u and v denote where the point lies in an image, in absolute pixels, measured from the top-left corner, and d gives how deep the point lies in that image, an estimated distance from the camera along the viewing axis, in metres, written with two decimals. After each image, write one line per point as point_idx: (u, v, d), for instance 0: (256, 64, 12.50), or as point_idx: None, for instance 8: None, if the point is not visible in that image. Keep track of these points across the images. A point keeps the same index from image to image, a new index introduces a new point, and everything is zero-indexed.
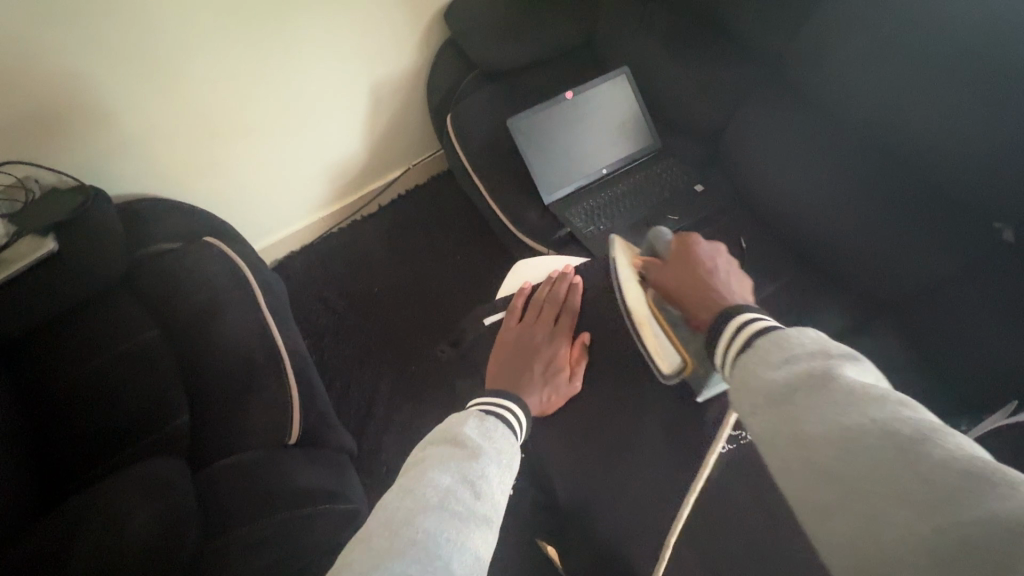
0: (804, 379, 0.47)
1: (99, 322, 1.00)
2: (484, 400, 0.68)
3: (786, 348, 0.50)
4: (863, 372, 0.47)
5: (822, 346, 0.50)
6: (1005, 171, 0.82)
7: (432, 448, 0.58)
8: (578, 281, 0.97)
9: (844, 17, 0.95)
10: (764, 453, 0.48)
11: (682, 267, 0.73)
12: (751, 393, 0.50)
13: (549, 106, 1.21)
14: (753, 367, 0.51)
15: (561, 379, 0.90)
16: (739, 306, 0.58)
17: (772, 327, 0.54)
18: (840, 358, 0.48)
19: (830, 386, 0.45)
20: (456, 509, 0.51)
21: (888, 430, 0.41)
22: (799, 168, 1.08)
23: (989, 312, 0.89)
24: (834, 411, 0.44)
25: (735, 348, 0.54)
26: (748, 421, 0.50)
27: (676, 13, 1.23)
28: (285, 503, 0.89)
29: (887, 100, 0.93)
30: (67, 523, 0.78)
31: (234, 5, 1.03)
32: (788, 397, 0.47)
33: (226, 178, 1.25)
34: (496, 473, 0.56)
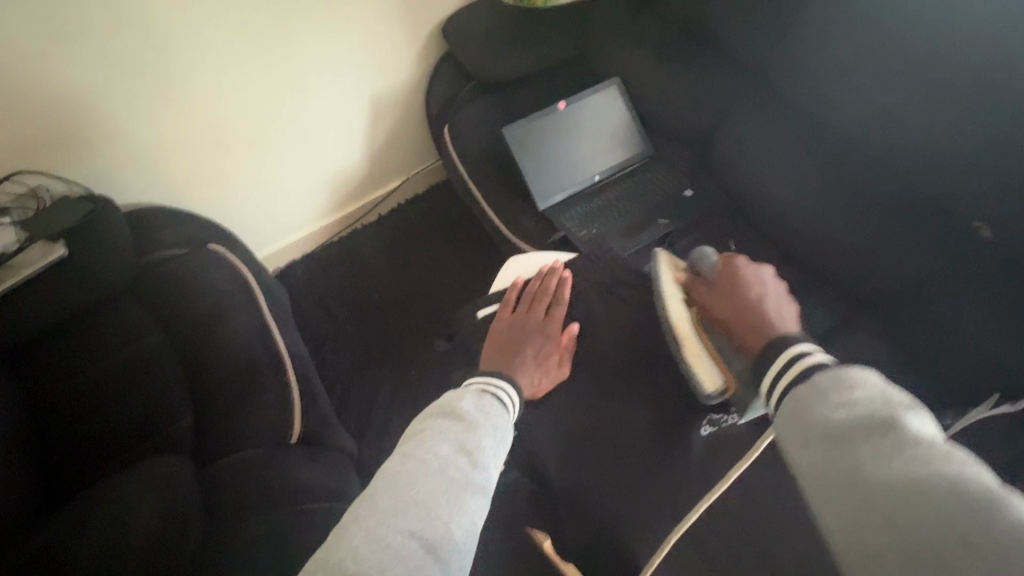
0: (864, 424, 0.49)
1: (104, 325, 1.04)
2: (482, 379, 0.67)
3: (849, 389, 0.52)
4: (925, 423, 0.49)
5: (884, 390, 0.51)
6: (985, 171, 0.85)
7: (431, 419, 0.58)
8: (570, 274, 0.92)
9: (827, 27, 0.99)
10: (817, 490, 0.50)
11: (730, 292, 0.73)
12: (807, 430, 0.52)
13: (543, 114, 1.22)
14: (808, 404, 0.53)
15: (553, 365, 0.87)
16: (794, 340, 0.59)
17: (827, 362, 0.55)
18: (903, 406, 0.49)
19: (892, 436, 0.47)
20: (454, 475, 0.51)
21: (956, 488, 0.42)
22: (787, 173, 1.10)
23: (971, 311, 0.91)
24: (902, 464, 0.45)
25: (786, 382, 0.56)
26: (802, 457, 0.52)
27: (666, 25, 1.26)
28: (285, 499, 0.92)
29: (874, 104, 0.96)
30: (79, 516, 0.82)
31: (246, 24, 1.08)
32: (848, 440, 0.49)
33: (230, 186, 1.29)
34: (492, 445, 0.56)
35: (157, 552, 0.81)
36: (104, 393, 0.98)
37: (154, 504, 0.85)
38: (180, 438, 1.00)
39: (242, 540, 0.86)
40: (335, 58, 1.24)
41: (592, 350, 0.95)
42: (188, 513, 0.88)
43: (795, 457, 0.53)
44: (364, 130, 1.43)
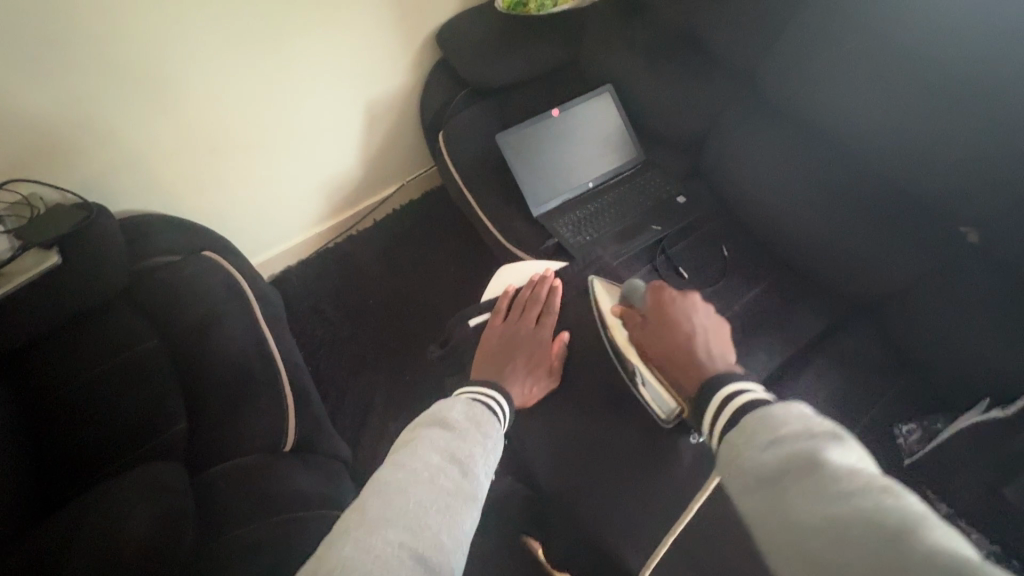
0: (789, 462, 0.50)
1: (96, 332, 1.03)
2: (473, 389, 0.68)
3: (773, 428, 0.53)
4: (847, 452, 0.49)
5: (807, 424, 0.52)
6: (974, 177, 0.86)
7: (422, 429, 0.58)
8: (559, 284, 0.94)
9: (815, 35, 1.00)
10: (758, 534, 0.50)
11: (663, 327, 0.75)
12: (741, 475, 0.53)
13: (537, 122, 1.23)
14: (741, 447, 0.54)
15: (541, 373, 0.90)
16: (721, 380, 0.62)
17: (759, 401, 0.58)
18: (824, 438, 0.50)
19: (814, 470, 0.48)
20: (445, 484, 0.52)
21: (873, 519, 0.42)
22: (778, 178, 1.11)
23: (960, 314, 0.93)
24: (824, 497, 0.46)
25: (722, 421, 0.58)
26: (741, 501, 0.53)
27: (657, 32, 1.28)
28: (280, 506, 0.92)
29: (864, 111, 0.97)
30: (68, 523, 0.81)
31: (241, 33, 1.09)
32: (776, 479, 0.49)
33: (224, 193, 1.29)
34: (483, 455, 0.57)
35: (149, 556, 0.79)
36: (96, 401, 0.98)
37: (146, 509, 0.84)
38: (175, 444, 0.99)
39: (235, 548, 0.86)
40: (329, 66, 1.25)
41: (585, 357, 0.96)
42: (181, 518, 0.86)
43: (736, 500, 0.53)
44: (359, 137, 1.43)
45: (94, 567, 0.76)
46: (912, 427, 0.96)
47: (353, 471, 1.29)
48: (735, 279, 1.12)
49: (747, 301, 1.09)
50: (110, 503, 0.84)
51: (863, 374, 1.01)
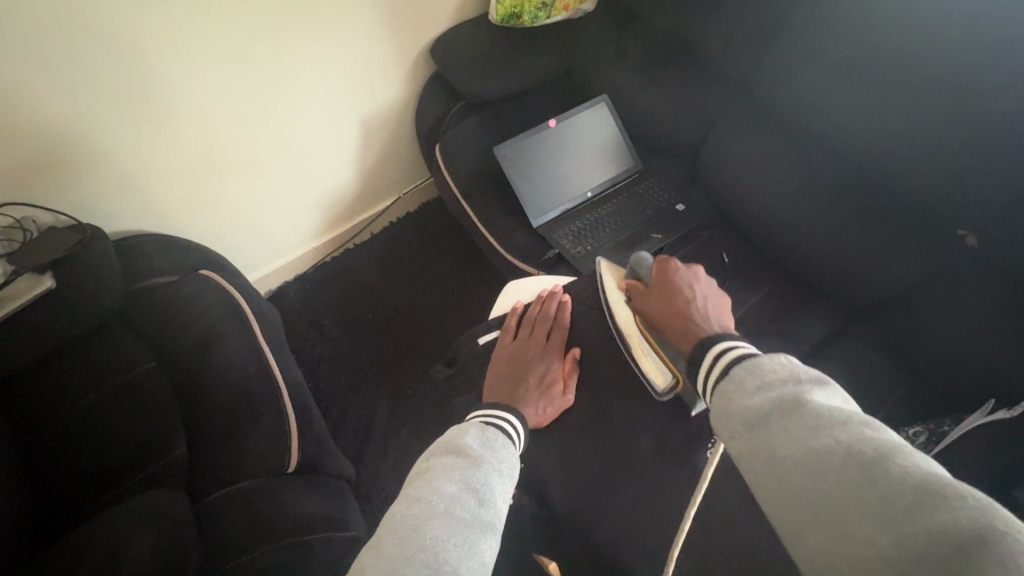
0: (776, 405, 0.52)
1: (94, 356, 1.02)
2: (485, 411, 0.68)
3: (761, 375, 0.55)
4: (831, 397, 0.52)
5: (793, 371, 0.55)
6: (972, 179, 0.87)
7: (435, 458, 0.58)
8: (568, 300, 0.97)
9: (809, 44, 1.01)
10: (742, 471, 0.53)
11: (664, 296, 0.74)
12: (729, 420, 0.55)
13: (534, 134, 1.21)
14: (730, 394, 0.56)
15: (556, 391, 0.89)
16: (713, 337, 0.62)
17: (748, 352, 0.58)
18: (809, 383, 0.53)
19: (800, 411, 0.51)
20: (462, 515, 0.51)
21: (855, 452, 0.46)
22: (776, 183, 1.11)
23: (961, 316, 0.93)
24: (809, 435, 0.49)
25: (713, 375, 0.59)
26: (727, 442, 0.55)
27: (651, 42, 1.28)
28: (285, 529, 0.91)
29: (857, 118, 0.98)
30: (70, 556, 0.79)
31: (233, 50, 1.08)
32: (763, 421, 0.52)
33: (220, 210, 1.28)
34: (498, 480, 0.57)
35: None
36: (95, 426, 0.96)
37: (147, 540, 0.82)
38: (176, 469, 0.97)
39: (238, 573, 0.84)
40: (323, 79, 1.24)
41: (592, 369, 0.95)
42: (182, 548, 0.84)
43: (723, 443, 0.55)
44: (355, 151, 1.43)
45: None
46: (917, 431, 0.95)
47: (358, 489, 1.28)
48: (737, 285, 1.12)
49: (749, 309, 1.09)
50: (112, 534, 0.82)
51: (867, 377, 1.00)
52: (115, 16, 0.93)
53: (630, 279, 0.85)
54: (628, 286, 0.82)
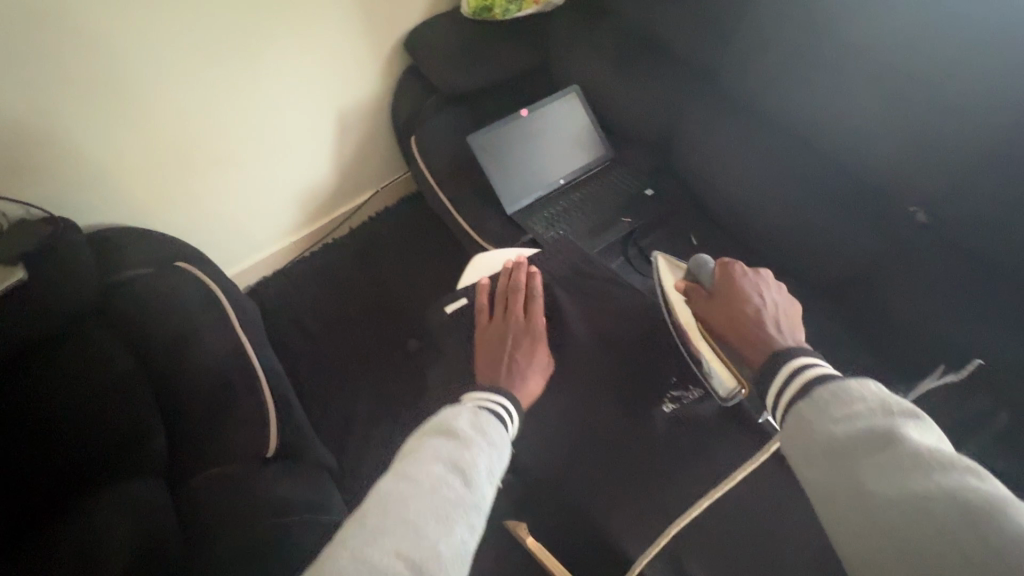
0: (863, 436, 0.52)
1: (74, 350, 1.01)
2: (480, 397, 0.70)
3: (848, 402, 0.55)
4: (928, 433, 0.51)
5: (884, 402, 0.54)
6: (924, 156, 0.92)
7: (427, 439, 0.61)
8: (535, 271, 0.96)
9: (767, 32, 1.05)
10: (819, 499, 0.54)
11: (730, 303, 0.78)
12: (808, 445, 0.56)
13: (506, 123, 1.24)
14: (809, 416, 0.57)
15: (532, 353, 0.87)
16: (793, 351, 0.62)
17: (830, 376, 0.59)
18: (902, 417, 0.53)
19: (891, 446, 0.50)
20: (446, 493, 0.54)
21: (958, 497, 0.45)
22: (742, 167, 1.14)
23: (915, 290, 0.97)
24: (901, 472, 0.49)
25: (789, 394, 0.59)
26: (804, 468, 0.56)
27: (620, 33, 1.31)
28: (267, 512, 0.91)
29: (815, 102, 1.02)
30: (50, 535, 0.84)
31: (207, 42, 1.09)
32: (847, 451, 0.52)
33: (196, 203, 1.28)
34: (486, 463, 0.59)
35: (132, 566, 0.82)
36: (68, 420, 0.95)
37: (131, 526, 0.87)
38: (154, 459, 0.97)
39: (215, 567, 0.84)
40: (299, 74, 1.26)
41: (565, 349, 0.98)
42: (164, 535, 0.88)
43: (799, 468, 0.57)
44: (332, 145, 1.44)
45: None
46: None
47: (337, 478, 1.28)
48: None
49: None
50: (92, 517, 0.87)
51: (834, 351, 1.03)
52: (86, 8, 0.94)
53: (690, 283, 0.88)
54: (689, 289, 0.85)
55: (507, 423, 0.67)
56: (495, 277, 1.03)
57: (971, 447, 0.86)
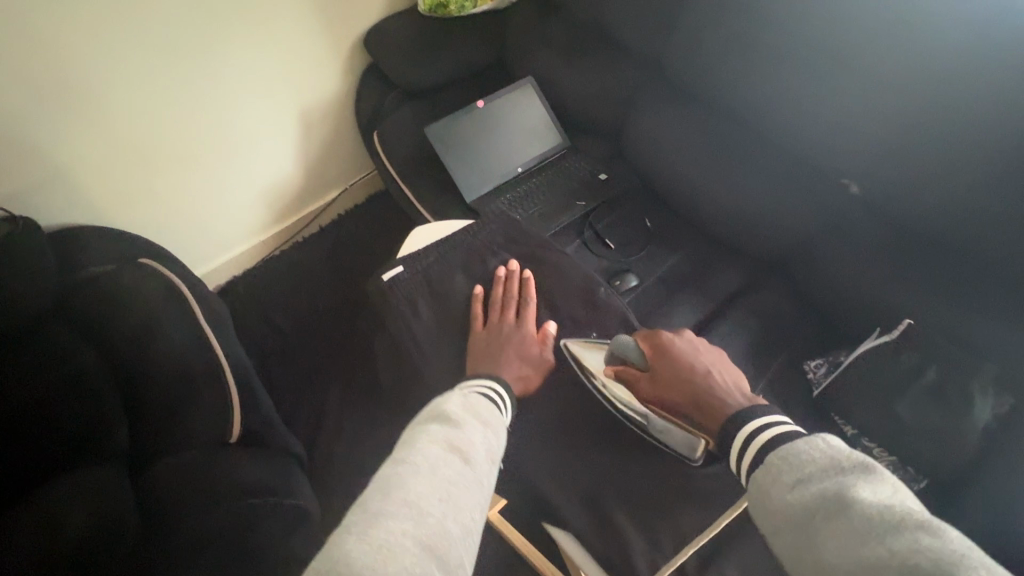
0: (819, 503, 0.55)
1: (32, 348, 1.00)
2: (475, 383, 0.75)
3: (799, 466, 0.59)
4: (876, 487, 0.55)
5: (833, 458, 0.58)
6: (852, 132, 0.97)
7: (422, 426, 0.64)
8: (529, 276, 0.99)
9: (703, 17, 1.09)
10: (795, 572, 0.57)
11: (677, 375, 0.77)
12: (772, 514, 0.59)
13: (463, 114, 1.27)
14: (768, 486, 0.59)
15: (533, 352, 0.90)
16: (743, 419, 0.66)
17: (782, 436, 0.62)
18: (852, 475, 0.56)
19: (846, 510, 0.53)
20: (447, 473, 0.57)
21: (911, 565, 0.47)
22: (690, 149, 1.18)
23: (852, 258, 1.02)
24: (856, 540, 0.51)
25: (747, 462, 0.63)
26: (774, 538, 0.59)
27: (570, 26, 1.36)
28: (229, 494, 0.95)
29: (749, 83, 1.06)
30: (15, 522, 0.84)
31: (162, 41, 1.10)
32: (808, 521, 0.55)
33: (159, 203, 1.29)
34: (480, 442, 0.63)
35: (98, 550, 0.86)
36: (33, 412, 0.95)
37: (91, 508, 0.89)
38: (117, 450, 0.99)
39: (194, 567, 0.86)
40: (257, 71, 1.27)
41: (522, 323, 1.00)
42: (124, 519, 0.91)
43: (769, 538, 0.60)
44: (296, 144, 1.46)
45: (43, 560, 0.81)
46: (819, 364, 1.02)
47: (311, 469, 1.30)
48: (658, 247, 1.20)
49: (669, 268, 1.17)
50: (60, 504, 0.88)
51: (779, 321, 1.08)
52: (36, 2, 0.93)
53: (615, 364, 0.85)
54: (621, 372, 0.83)
55: (500, 407, 0.72)
56: (443, 245, 1.03)
57: (906, 400, 0.88)
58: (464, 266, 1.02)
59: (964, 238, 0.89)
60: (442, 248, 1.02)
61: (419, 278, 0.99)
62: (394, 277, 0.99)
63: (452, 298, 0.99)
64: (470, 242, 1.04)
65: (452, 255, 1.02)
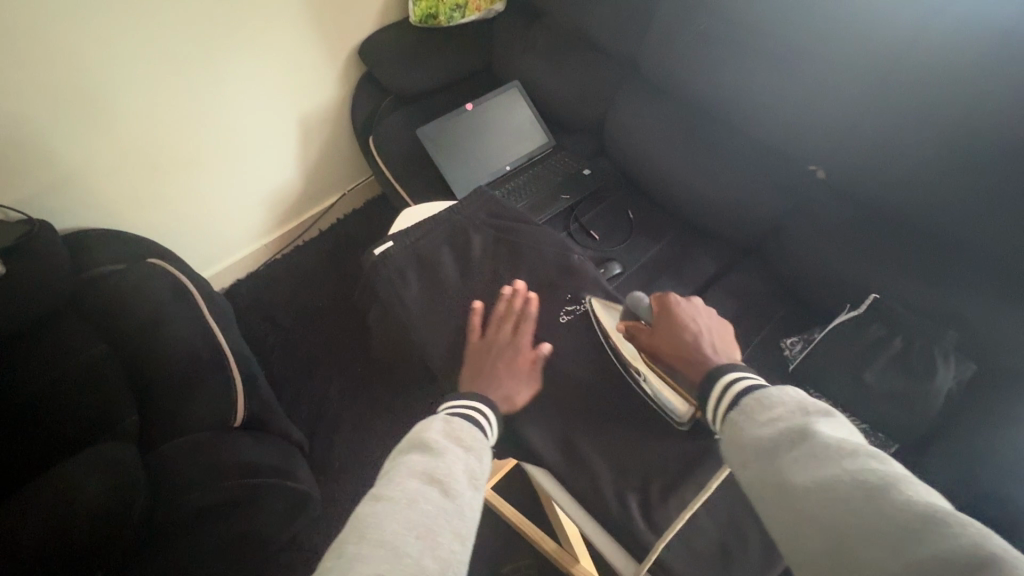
0: (784, 435, 0.59)
1: (46, 342, 1.06)
2: (461, 405, 0.74)
3: (771, 406, 0.63)
4: (837, 427, 0.59)
5: (801, 404, 0.62)
6: (811, 125, 1.04)
7: (402, 455, 0.63)
8: (535, 297, 0.95)
9: (674, 18, 1.15)
10: (754, 497, 0.59)
11: (673, 330, 0.82)
12: (741, 447, 0.62)
13: (453, 117, 1.35)
14: (742, 422, 0.64)
15: (522, 370, 0.89)
16: (722, 368, 0.71)
17: (755, 386, 0.67)
18: (816, 415, 0.60)
19: (807, 439, 0.57)
20: (425, 507, 0.55)
21: (860, 478, 0.51)
22: (665, 144, 1.25)
23: (823, 241, 1.07)
24: (814, 461, 0.55)
25: (724, 405, 0.67)
26: (740, 470, 0.61)
27: (552, 32, 1.43)
28: (231, 474, 1.00)
29: (722, 78, 1.12)
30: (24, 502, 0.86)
31: (166, 54, 1.16)
32: (773, 448, 0.59)
33: (164, 208, 1.35)
34: (460, 472, 0.61)
35: (106, 522, 0.88)
36: (49, 399, 1.00)
37: (102, 480, 0.91)
38: (129, 432, 1.03)
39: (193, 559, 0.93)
40: (259, 81, 1.35)
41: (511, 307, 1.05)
42: (133, 488, 0.93)
43: (735, 470, 0.62)
44: (295, 150, 1.53)
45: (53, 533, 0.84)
46: (794, 341, 1.06)
47: (313, 459, 1.35)
48: (641, 237, 1.27)
49: (651, 256, 1.24)
50: (69, 478, 0.90)
51: (752, 300, 1.15)
52: (51, 14, 0.99)
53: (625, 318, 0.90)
54: (629, 326, 0.88)
55: (485, 433, 0.71)
56: (427, 223, 1.07)
57: (873, 369, 0.93)
58: (450, 242, 1.06)
59: (922, 216, 0.95)
60: (428, 224, 1.07)
61: (408, 251, 1.03)
62: (386, 251, 1.03)
63: (441, 270, 1.02)
64: (454, 219, 1.08)
65: (438, 232, 1.06)
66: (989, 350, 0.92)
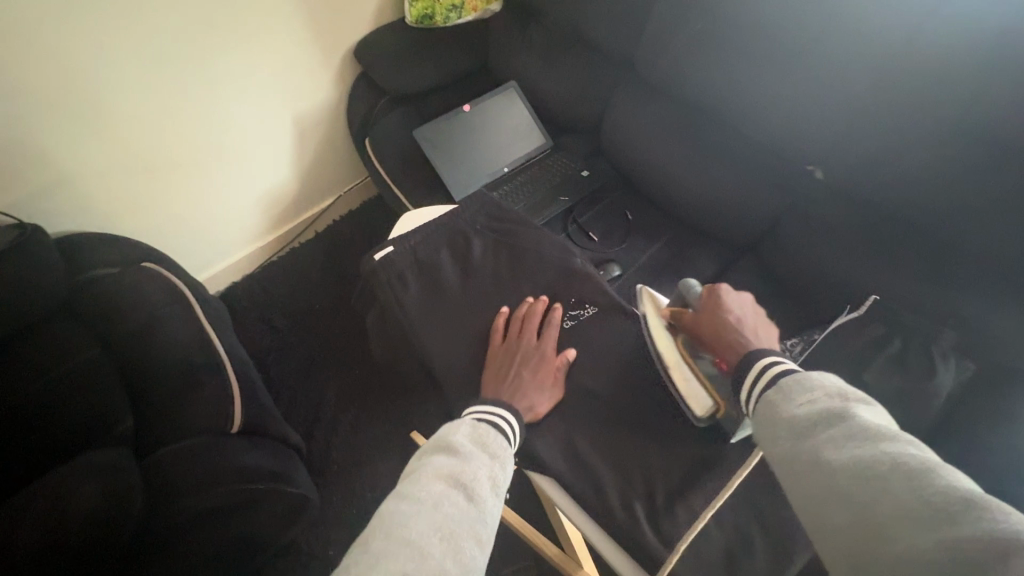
0: (822, 417, 0.58)
1: (39, 348, 1.04)
2: (486, 411, 0.73)
3: (808, 389, 0.61)
4: (875, 414, 0.58)
5: (840, 389, 0.61)
6: (806, 125, 1.04)
7: (429, 456, 0.62)
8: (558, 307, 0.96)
9: (671, 19, 1.15)
10: (782, 473, 0.59)
11: (714, 316, 0.85)
12: (774, 426, 0.61)
13: (451, 118, 1.34)
14: (778, 401, 0.62)
15: (546, 381, 0.89)
16: (761, 352, 0.68)
17: (789, 369, 0.65)
18: (855, 402, 0.58)
19: (846, 422, 0.56)
20: (449, 510, 0.55)
21: (900, 462, 0.51)
22: (662, 144, 1.25)
23: (820, 241, 1.07)
24: (853, 443, 0.54)
25: (757, 388, 0.66)
26: (771, 447, 0.61)
27: (548, 32, 1.43)
28: (227, 481, 0.98)
29: (722, 77, 1.11)
30: (17, 507, 0.84)
31: (158, 50, 1.14)
32: (809, 429, 0.58)
33: (157, 206, 1.33)
34: (486, 476, 0.61)
35: (101, 528, 0.86)
36: (42, 405, 0.99)
37: (96, 485, 0.89)
38: (124, 438, 1.02)
39: (189, 566, 0.91)
40: (254, 79, 1.33)
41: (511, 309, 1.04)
42: (130, 492, 0.92)
43: (765, 447, 0.62)
44: (291, 150, 1.52)
45: (47, 537, 0.82)
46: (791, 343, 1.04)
47: (311, 463, 1.34)
48: (638, 237, 1.27)
49: (648, 256, 1.24)
50: (64, 484, 0.88)
51: None
52: (47, 13, 0.98)
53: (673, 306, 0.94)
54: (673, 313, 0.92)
55: (509, 437, 0.70)
56: (426, 226, 1.07)
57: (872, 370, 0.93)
58: (449, 244, 1.05)
59: (919, 216, 0.95)
60: (426, 225, 1.07)
61: (408, 253, 1.02)
62: (385, 256, 1.02)
63: (440, 273, 1.01)
64: (454, 221, 1.07)
65: (438, 234, 1.06)
66: (986, 350, 0.92)
